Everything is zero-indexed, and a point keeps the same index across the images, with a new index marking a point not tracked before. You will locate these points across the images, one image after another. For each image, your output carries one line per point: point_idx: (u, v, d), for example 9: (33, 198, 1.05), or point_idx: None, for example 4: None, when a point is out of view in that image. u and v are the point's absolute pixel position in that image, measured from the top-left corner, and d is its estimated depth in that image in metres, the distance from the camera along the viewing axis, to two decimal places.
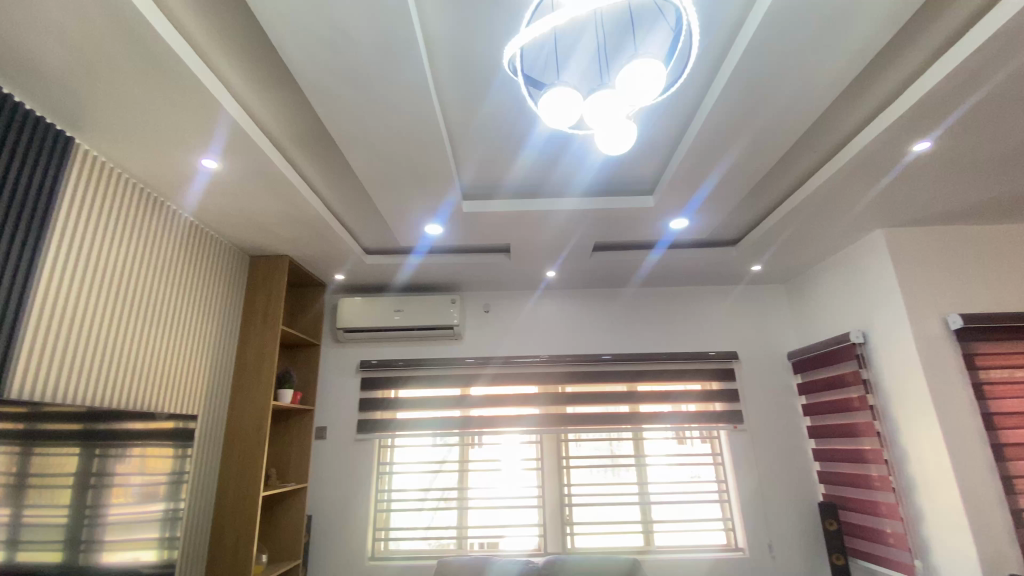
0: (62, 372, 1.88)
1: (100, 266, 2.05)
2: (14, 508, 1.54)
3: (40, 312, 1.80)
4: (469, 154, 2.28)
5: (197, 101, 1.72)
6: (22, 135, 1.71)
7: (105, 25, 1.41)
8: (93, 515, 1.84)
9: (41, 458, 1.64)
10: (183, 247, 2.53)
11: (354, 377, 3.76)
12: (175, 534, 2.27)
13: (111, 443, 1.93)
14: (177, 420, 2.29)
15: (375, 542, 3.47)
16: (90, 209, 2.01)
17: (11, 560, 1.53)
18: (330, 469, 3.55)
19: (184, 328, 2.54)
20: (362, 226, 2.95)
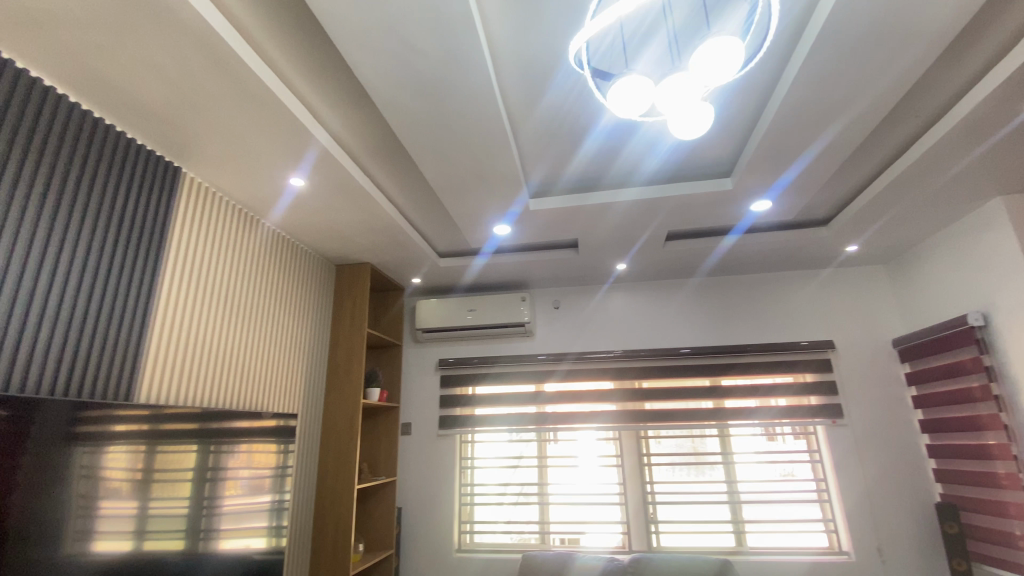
0: (182, 377, 2.12)
1: (207, 281, 2.28)
2: (142, 500, 1.75)
3: (162, 326, 2.05)
4: (535, 151, 2.28)
5: (283, 124, 1.86)
6: (139, 170, 1.95)
7: (203, 62, 1.55)
8: (210, 506, 2.06)
9: (163, 455, 1.85)
10: (275, 260, 2.75)
11: (434, 376, 3.90)
12: (281, 523, 2.48)
13: (223, 440, 2.14)
14: (278, 419, 2.49)
15: (461, 535, 3.59)
16: (196, 229, 2.23)
17: (140, 547, 1.74)
18: (415, 464, 3.72)
19: (279, 333, 2.76)
20: (434, 231, 3.04)
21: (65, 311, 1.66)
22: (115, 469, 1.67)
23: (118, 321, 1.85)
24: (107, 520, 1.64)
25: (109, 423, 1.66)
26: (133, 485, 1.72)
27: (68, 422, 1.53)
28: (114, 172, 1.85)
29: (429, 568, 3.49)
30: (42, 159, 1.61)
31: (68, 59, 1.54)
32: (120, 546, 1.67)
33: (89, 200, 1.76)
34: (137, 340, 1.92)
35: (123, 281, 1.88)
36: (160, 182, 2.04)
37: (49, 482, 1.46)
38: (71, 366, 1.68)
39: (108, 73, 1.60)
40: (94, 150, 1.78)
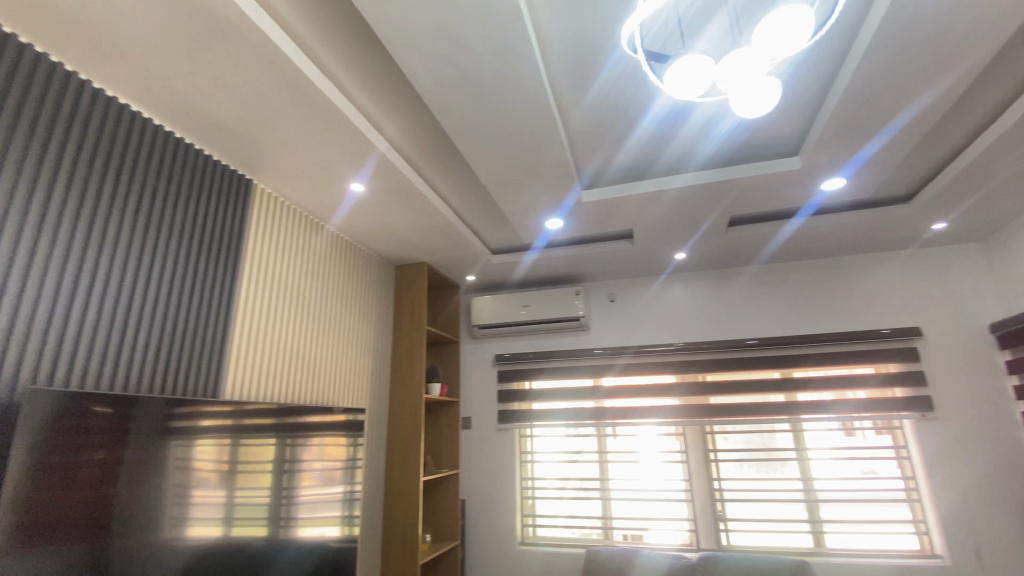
0: (261, 375, 2.27)
1: (279, 284, 2.43)
2: (229, 489, 1.89)
3: (243, 328, 2.20)
4: (587, 142, 2.24)
5: (342, 133, 1.93)
6: (216, 184, 2.10)
7: (268, 78, 1.65)
8: (288, 496, 2.19)
9: (245, 447, 1.99)
10: (339, 263, 2.88)
11: (491, 371, 3.96)
12: (353, 513, 2.60)
13: (298, 434, 2.28)
14: (347, 414, 2.61)
15: (524, 528, 3.62)
16: (267, 236, 2.37)
17: (229, 533, 1.89)
18: (476, 458, 3.79)
19: (345, 332, 2.89)
20: (487, 228, 3.07)
21: (158, 317, 1.82)
22: (204, 460, 1.81)
23: (204, 325, 2.01)
24: (200, 507, 1.78)
25: (198, 418, 1.80)
26: (220, 476, 1.86)
27: (163, 417, 1.68)
28: (195, 187, 2.01)
29: (494, 560, 3.55)
30: (133, 179, 1.77)
31: (153, 85, 1.68)
32: (211, 531, 1.81)
33: (175, 214, 1.92)
34: (221, 341, 2.07)
35: (207, 288, 2.03)
36: (235, 194, 2.18)
37: (148, 472, 1.61)
38: (167, 367, 1.84)
39: (187, 95, 1.73)
40: (177, 168, 1.94)
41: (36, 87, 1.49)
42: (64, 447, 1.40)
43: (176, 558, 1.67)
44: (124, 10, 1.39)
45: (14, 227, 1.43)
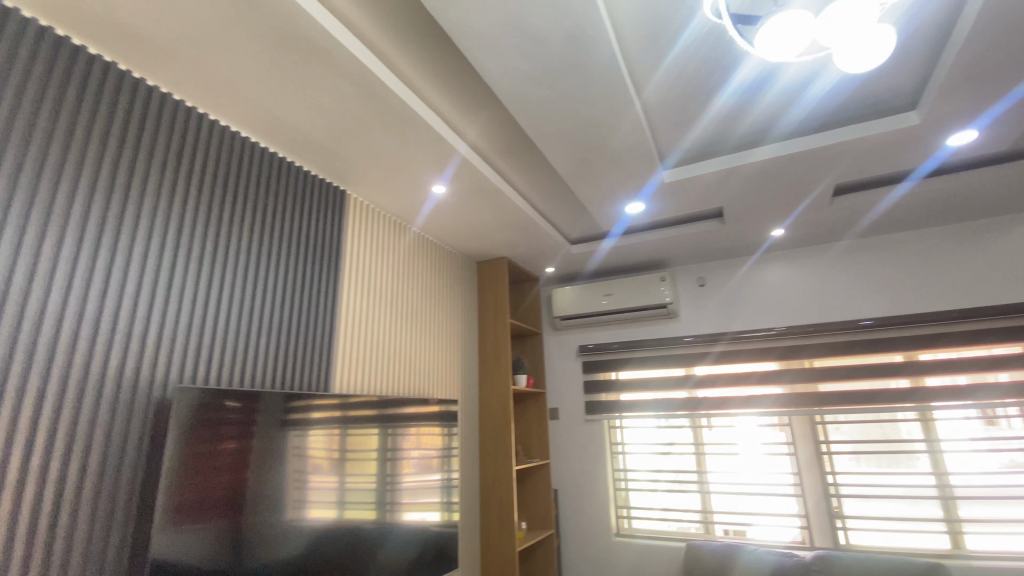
0: (364, 369, 2.45)
1: (374, 285, 2.60)
2: (340, 475, 2.06)
3: (346, 327, 2.38)
4: (667, 122, 2.15)
5: (424, 138, 2.01)
6: (314, 197, 2.29)
7: (355, 93, 1.75)
8: (392, 482, 2.35)
9: (353, 436, 2.16)
10: (425, 262, 3.02)
11: (576, 363, 3.94)
12: (452, 499, 2.73)
13: (398, 424, 2.42)
14: (441, 406, 2.74)
15: (619, 519, 3.58)
16: (361, 241, 2.54)
17: (343, 515, 2.06)
18: (566, 448, 3.81)
19: (435, 327, 3.03)
20: (565, 219, 3.06)
21: (276, 321, 2.03)
22: (318, 448, 1.99)
23: (313, 325, 2.20)
24: (317, 491, 1.96)
25: (311, 410, 1.98)
26: (332, 463, 2.04)
27: (281, 411, 1.86)
28: (298, 201, 2.20)
29: (589, 550, 3.56)
30: (245, 198, 1.97)
31: (256, 112, 1.86)
32: (328, 513, 1.99)
33: (283, 227, 2.12)
34: (328, 340, 2.26)
35: (313, 292, 2.22)
36: (330, 204, 2.36)
37: (271, 458, 1.80)
38: (286, 364, 2.04)
39: (286, 117, 1.89)
40: (280, 184, 2.13)
41: (166, 128, 1.72)
42: (203, 437, 1.59)
43: (300, 536, 1.86)
44: (231, 47, 1.54)
45: (157, 249, 1.65)
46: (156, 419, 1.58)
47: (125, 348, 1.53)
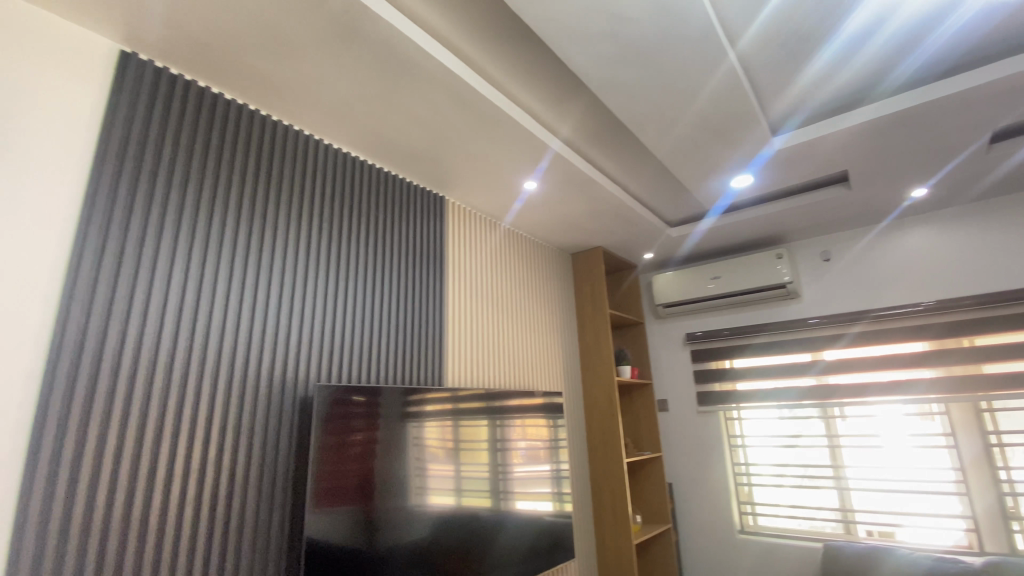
0: (472, 364, 2.56)
1: (476, 282, 2.70)
2: (455, 464, 2.18)
3: (454, 325, 2.50)
4: (773, 85, 1.97)
5: (514, 136, 2.03)
6: (417, 205, 2.43)
7: (446, 102, 1.83)
8: (504, 472, 2.43)
9: (465, 427, 2.27)
10: (521, 258, 3.08)
11: (684, 351, 3.77)
12: (564, 490, 2.76)
13: (504, 415, 2.50)
14: (546, 398, 2.78)
15: (742, 516, 3.37)
16: (461, 242, 2.66)
17: (461, 502, 2.18)
18: (679, 441, 3.67)
19: (535, 321, 3.07)
20: (663, 202, 2.93)
21: (392, 322, 2.19)
22: (433, 438, 2.11)
23: (425, 324, 2.34)
24: (436, 479, 2.09)
25: (425, 403, 2.10)
26: (447, 453, 2.16)
27: (401, 404, 2.01)
28: (403, 210, 2.35)
29: (710, 546, 3.40)
30: (357, 211, 2.14)
31: (362, 132, 2.01)
32: (447, 500, 2.12)
33: (391, 234, 2.27)
34: (439, 338, 2.39)
35: (422, 294, 2.37)
36: (430, 210, 2.50)
37: (394, 448, 1.95)
38: (403, 361, 2.20)
39: (388, 133, 2.02)
40: (386, 196, 2.29)
41: (288, 156, 1.93)
42: (336, 430, 1.77)
43: (426, 521, 2.01)
44: (336, 74, 1.69)
45: (291, 264, 1.86)
46: (301, 413, 1.79)
47: (272, 352, 1.74)
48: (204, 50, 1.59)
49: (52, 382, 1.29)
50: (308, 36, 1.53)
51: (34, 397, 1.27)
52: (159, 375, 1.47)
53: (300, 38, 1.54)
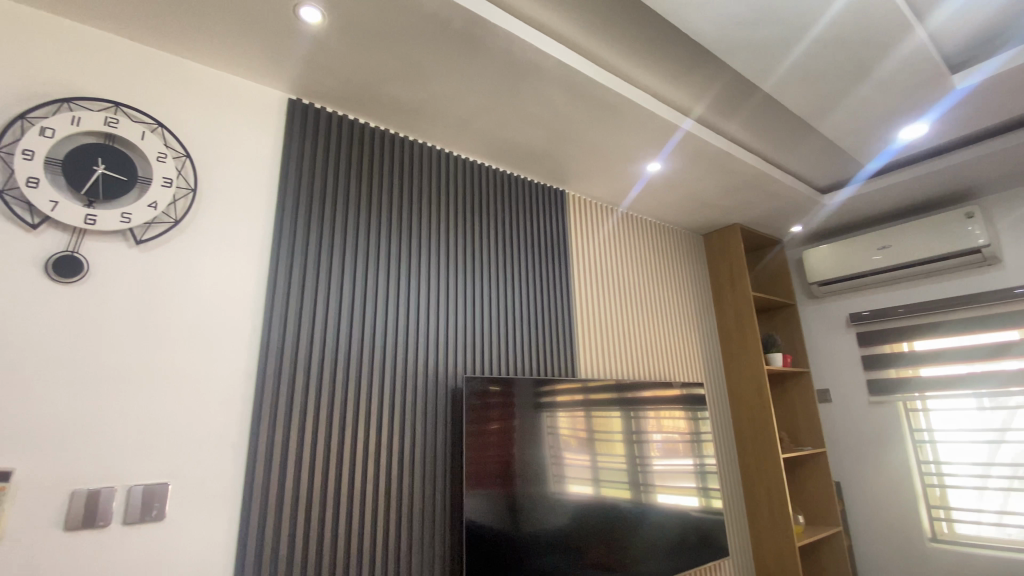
0: (604, 354, 2.53)
1: (602, 272, 2.67)
2: (591, 454, 2.18)
3: (583, 316, 2.50)
4: (949, 8, 1.66)
5: (640, 120, 1.95)
6: (540, 201, 2.48)
7: (566, 97, 1.82)
8: (643, 464, 2.38)
9: (597, 418, 2.26)
10: (647, 244, 2.97)
11: (846, 334, 3.34)
12: (709, 485, 2.63)
13: (638, 407, 2.44)
14: (684, 390, 2.65)
15: (934, 522, 2.91)
16: (585, 233, 2.65)
17: (600, 492, 2.18)
18: (846, 434, 3.27)
19: (666, 307, 2.94)
20: (810, 167, 2.61)
21: (523, 316, 2.26)
22: (566, 428, 2.13)
23: (555, 317, 2.38)
24: (572, 468, 2.11)
25: (556, 394, 2.13)
26: (582, 442, 2.17)
27: (534, 396, 2.06)
28: (527, 208, 2.41)
29: (892, 554, 2.99)
30: (486, 212, 2.25)
31: (488, 139, 2.10)
32: (586, 489, 2.14)
33: (518, 231, 2.35)
34: (569, 330, 2.41)
35: (550, 288, 2.40)
36: (553, 205, 2.53)
37: (531, 437, 2.01)
38: (537, 354, 2.26)
39: (513, 136, 2.08)
40: (510, 195, 2.37)
41: (424, 170, 2.09)
42: (476, 420, 1.87)
43: (570, 512, 2.06)
44: (463, 87, 1.78)
45: (432, 269, 2.02)
46: (452, 406, 1.93)
47: (423, 351, 1.91)
48: (352, 85, 1.78)
49: (263, 381, 1.57)
50: (435, 56, 1.64)
51: (251, 395, 1.56)
52: (338, 375, 1.69)
53: (429, 59, 1.65)
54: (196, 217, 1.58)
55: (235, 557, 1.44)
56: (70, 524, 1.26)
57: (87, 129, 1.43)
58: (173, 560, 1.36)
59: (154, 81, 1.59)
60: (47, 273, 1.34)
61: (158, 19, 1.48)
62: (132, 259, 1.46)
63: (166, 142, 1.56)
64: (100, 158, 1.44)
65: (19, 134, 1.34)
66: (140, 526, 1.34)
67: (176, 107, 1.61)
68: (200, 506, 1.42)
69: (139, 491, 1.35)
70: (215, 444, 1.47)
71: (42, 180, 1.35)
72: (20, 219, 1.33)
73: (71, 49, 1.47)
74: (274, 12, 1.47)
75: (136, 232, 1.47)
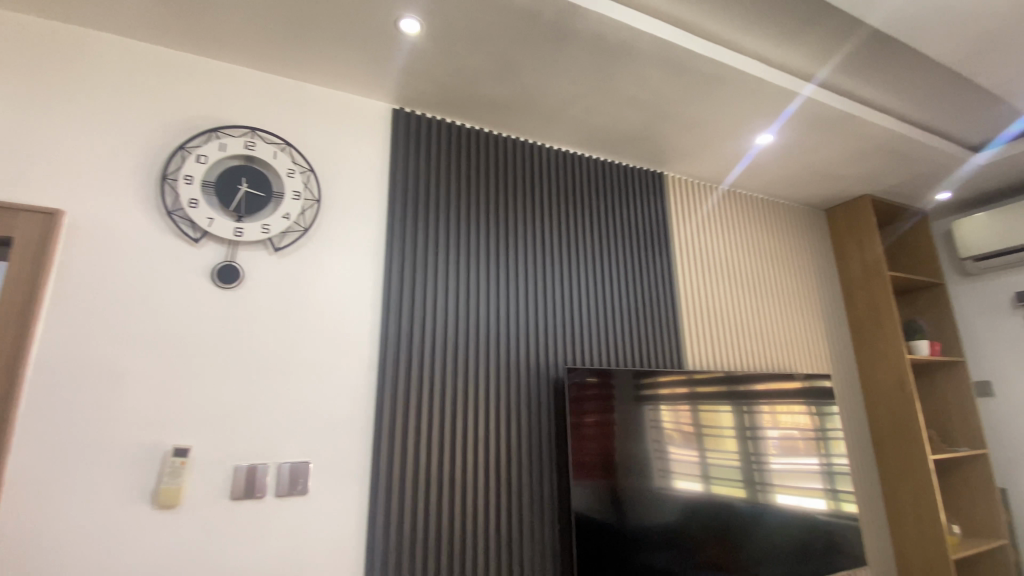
0: (712, 344, 2.39)
1: (707, 256, 2.52)
2: (701, 450, 2.08)
3: (688, 304, 2.38)
4: None
5: (747, 89, 1.82)
6: (637, 186, 2.40)
7: (662, 74, 1.75)
8: (759, 462, 2.22)
9: (706, 413, 2.14)
10: (758, 224, 2.75)
11: (1012, 316, 2.85)
12: (839, 487, 2.38)
13: (753, 400, 2.27)
14: (806, 381, 2.43)
15: None
16: (687, 217, 2.52)
17: (712, 490, 2.07)
18: (1014, 433, 2.79)
19: (781, 292, 2.70)
20: (961, 122, 2.24)
21: (624, 306, 2.21)
22: (671, 424, 2.04)
23: (658, 306, 2.29)
24: (680, 464, 2.02)
25: (660, 386, 2.05)
26: (688, 437, 2.06)
27: (634, 388, 1.99)
28: (624, 194, 2.35)
29: None
30: (582, 201, 2.23)
31: (581, 126, 2.08)
32: (696, 486, 2.03)
33: (615, 219, 2.30)
34: (673, 319, 2.31)
35: (651, 275, 2.32)
36: (650, 188, 2.44)
37: (636, 431, 1.95)
38: (640, 344, 2.19)
39: (607, 121, 2.04)
40: (607, 182, 2.33)
41: (520, 164, 2.13)
42: (578, 412, 1.86)
43: (682, 508, 1.98)
44: (555, 77, 1.78)
45: (530, 261, 2.04)
46: (555, 397, 1.94)
47: (525, 342, 1.94)
48: (450, 89, 1.86)
49: (383, 372, 1.70)
50: (526, 50, 1.65)
51: (373, 384, 1.69)
52: (449, 366, 1.79)
53: (520, 54, 1.67)
54: (321, 224, 1.75)
55: (366, 531, 1.58)
56: (235, 493, 1.46)
57: (232, 153, 1.64)
58: (316, 530, 1.52)
59: (280, 105, 1.78)
60: (212, 280, 1.57)
61: (282, 49, 1.66)
62: (272, 264, 1.65)
63: (294, 159, 1.75)
64: (243, 177, 1.64)
65: (182, 163, 1.58)
66: (288, 499, 1.52)
67: (301, 126, 1.79)
68: (336, 484, 1.58)
69: (286, 468, 1.53)
70: (345, 428, 1.63)
71: (200, 201, 1.57)
72: (186, 235, 1.56)
73: (215, 85, 1.70)
74: (378, 28, 1.58)
75: (275, 240, 1.66)
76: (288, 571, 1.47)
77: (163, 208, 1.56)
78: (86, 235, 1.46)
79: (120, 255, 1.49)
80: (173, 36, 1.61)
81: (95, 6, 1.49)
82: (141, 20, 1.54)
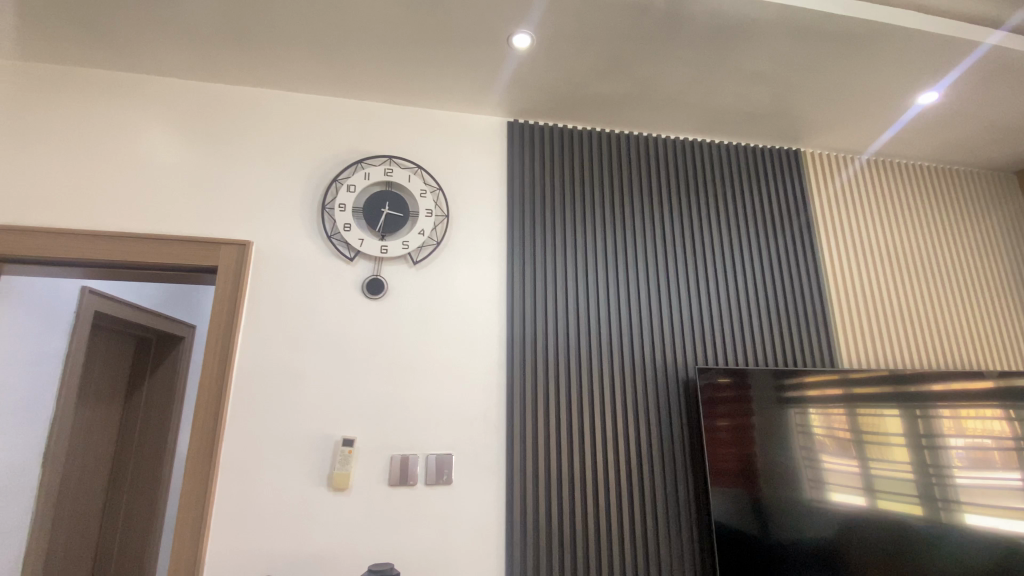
0: (871, 338, 2.11)
1: (859, 238, 2.23)
2: (862, 459, 1.85)
3: (837, 293, 2.13)
4: None
5: (900, 45, 1.60)
6: (769, 166, 2.22)
7: (791, 43, 1.61)
8: (940, 476, 1.91)
9: (866, 417, 1.90)
10: (925, 195, 2.36)
11: None
12: None
13: (928, 403, 1.96)
14: (1000, 380, 2.03)
15: None
16: (832, 194, 2.26)
17: (878, 504, 1.83)
18: None
19: (961, 275, 2.29)
20: None
21: (760, 297, 2.05)
22: (821, 429, 1.84)
23: (800, 297, 2.09)
24: (836, 474, 1.82)
25: (807, 386, 1.87)
26: (845, 444, 1.85)
27: (775, 390, 1.84)
28: (754, 177, 2.19)
29: None
30: (705, 190, 2.13)
31: (698, 111, 1.99)
32: (857, 500, 1.81)
33: (744, 205, 2.15)
34: (819, 311, 2.09)
35: (791, 263, 2.12)
36: (783, 167, 2.23)
37: (779, 434, 1.80)
38: (780, 340, 2.02)
39: (726, 103, 1.93)
40: (732, 166, 2.19)
41: (636, 158, 2.10)
42: (712, 414, 1.78)
43: (841, 522, 1.78)
44: (666, 65, 1.73)
45: (652, 256, 2.01)
46: (685, 396, 1.88)
47: (651, 339, 1.91)
48: (560, 95, 1.91)
49: (511, 372, 1.79)
50: (636, 43, 1.64)
51: (504, 383, 1.80)
52: (574, 364, 1.83)
53: (631, 48, 1.66)
54: (451, 237, 1.90)
55: (505, 520, 1.68)
56: (392, 480, 1.64)
57: (374, 180, 1.86)
58: (461, 517, 1.66)
59: (409, 131, 1.97)
60: (362, 291, 1.79)
61: (408, 82, 1.85)
62: (411, 276, 1.84)
63: (425, 180, 1.92)
64: (386, 201, 1.85)
65: (336, 194, 1.84)
66: (436, 487, 1.67)
67: (427, 148, 1.97)
68: (476, 475, 1.70)
69: (433, 460, 1.68)
70: (481, 423, 1.75)
71: (353, 225, 1.81)
72: (344, 255, 1.81)
73: (357, 121, 1.95)
74: (492, 47, 1.68)
75: (413, 254, 1.85)
76: (438, 554, 1.62)
77: (324, 232, 1.82)
78: (268, 259, 1.77)
79: (295, 276, 1.77)
80: (323, 83, 1.88)
81: (266, 68, 1.80)
82: (301, 75, 1.83)
